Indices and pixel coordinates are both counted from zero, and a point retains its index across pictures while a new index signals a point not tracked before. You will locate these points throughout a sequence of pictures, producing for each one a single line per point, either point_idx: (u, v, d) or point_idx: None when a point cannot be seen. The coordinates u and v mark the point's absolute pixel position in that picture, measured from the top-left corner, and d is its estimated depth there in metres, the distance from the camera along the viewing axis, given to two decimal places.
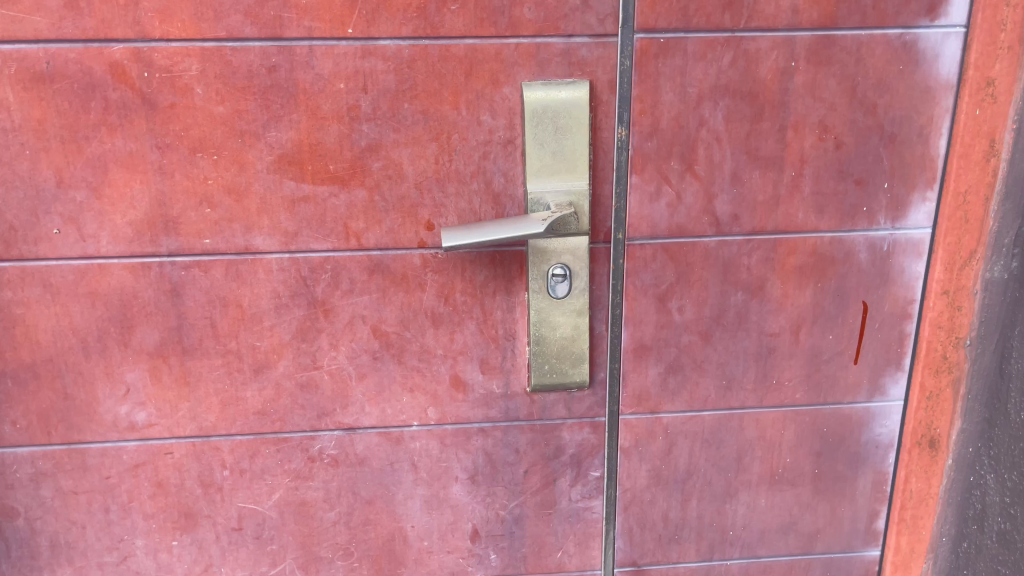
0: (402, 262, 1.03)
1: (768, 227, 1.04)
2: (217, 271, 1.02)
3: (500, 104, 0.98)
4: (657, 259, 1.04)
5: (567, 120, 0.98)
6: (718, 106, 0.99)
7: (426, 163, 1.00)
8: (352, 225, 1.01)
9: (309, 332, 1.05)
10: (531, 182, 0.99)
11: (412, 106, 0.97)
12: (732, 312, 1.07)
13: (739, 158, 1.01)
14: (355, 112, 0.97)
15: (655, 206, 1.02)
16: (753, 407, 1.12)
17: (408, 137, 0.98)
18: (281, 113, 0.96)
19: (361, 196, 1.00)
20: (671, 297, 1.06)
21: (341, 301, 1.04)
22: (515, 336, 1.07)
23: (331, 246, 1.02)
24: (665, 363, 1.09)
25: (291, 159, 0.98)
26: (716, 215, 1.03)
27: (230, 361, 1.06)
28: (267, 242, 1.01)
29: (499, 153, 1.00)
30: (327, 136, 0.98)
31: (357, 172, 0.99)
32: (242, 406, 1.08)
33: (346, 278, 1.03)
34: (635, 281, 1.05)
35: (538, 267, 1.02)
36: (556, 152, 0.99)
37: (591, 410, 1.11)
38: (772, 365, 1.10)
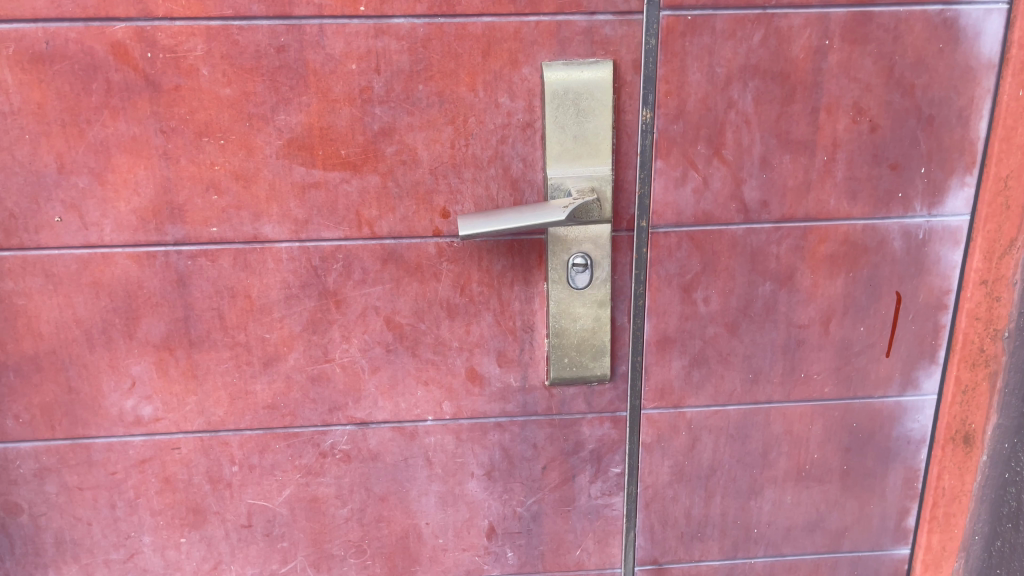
0: (416, 251, 0.99)
1: (798, 215, 1.00)
2: (224, 261, 0.98)
3: (519, 85, 0.94)
4: (683, 247, 1.00)
5: (589, 102, 0.93)
6: (748, 88, 0.94)
7: (442, 148, 0.95)
8: (364, 213, 0.97)
9: (320, 324, 1.01)
10: (552, 168, 0.95)
11: (426, 88, 0.93)
12: (760, 302, 1.03)
13: (769, 142, 0.96)
14: (368, 94, 0.93)
15: (680, 192, 0.97)
16: (780, 402, 1.08)
17: (423, 121, 0.94)
18: (290, 95, 0.92)
19: (374, 181, 0.96)
20: (696, 287, 1.02)
21: (353, 292, 1.00)
22: (533, 328, 1.03)
23: (342, 234, 0.98)
24: (689, 356, 1.05)
25: (301, 144, 0.94)
26: (744, 201, 0.98)
27: (239, 354, 1.02)
28: (277, 230, 0.97)
29: (518, 137, 0.96)
30: (338, 120, 0.94)
31: (370, 157, 0.95)
32: (251, 399, 1.04)
33: (359, 268, 0.99)
34: (658, 270, 1.00)
35: (558, 256, 0.98)
36: (577, 136, 0.94)
37: (612, 404, 1.07)
38: (800, 358, 1.06)
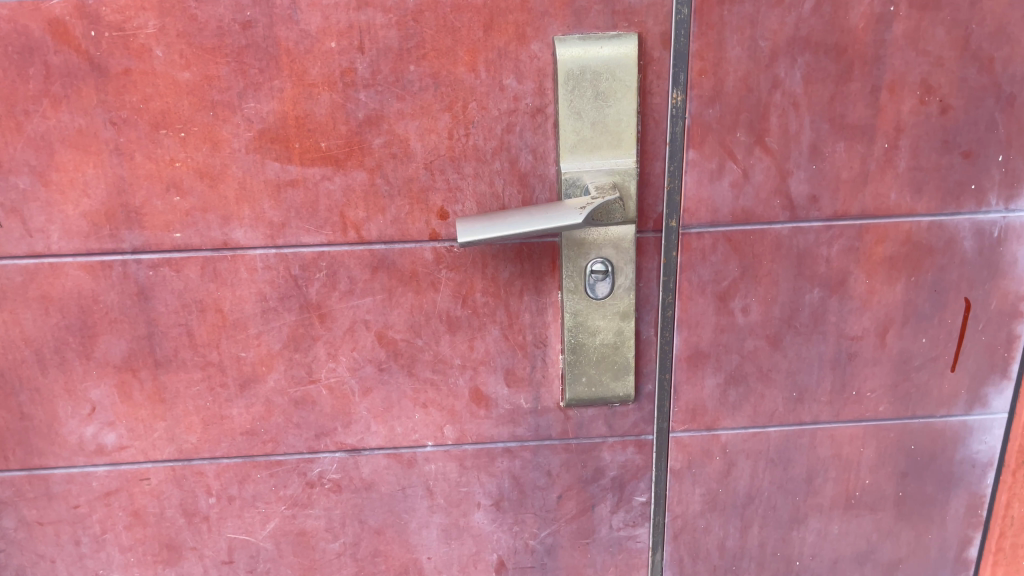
0: (410, 257, 0.86)
1: (853, 211, 0.86)
2: (190, 270, 0.85)
3: (527, 64, 0.80)
4: (718, 250, 0.86)
5: (610, 83, 0.79)
6: (797, 64, 0.80)
7: (438, 138, 0.82)
8: (349, 214, 0.84)
9: (303, 341, 0.89)
10: (566, 160, 0.81)
11: (419, 68, 0.79)
12: (807, 311, 0.90)
13: (821, 127, 0.82)
14: (350, 77, 0.79)
15: (716, 186, 0.84)
16: (827, 423, 0.95)
17: (415, 107, 0.81)
18: (260, 79, 0.79)
19: (360, 178, 0.83)
20: (733, 296, 0.88)
21: (339, 305, 0.87)
22: (547, 343, 0.90)
23: (325, 239, 0.85)
24: (724, 372, 0.92)
25: (275, 136, 0.81)
26: (790, 197, 0.85)
27: (211, 375, 0.90)
28: (249, 236, 0.84)
29: (527, 125, 0.82)
30: (317, 107, 0.80)
31: (355, 150, 0.82)
32: (227, 425, 0.92)
33: (345, 277, 0.86)
34: (690, 277, 0.87)
35: (574, 261, 0.85)
36: (596, 123, 0.80)
37: (636, 427, 0.95)
38: (852, 374, 0.93)
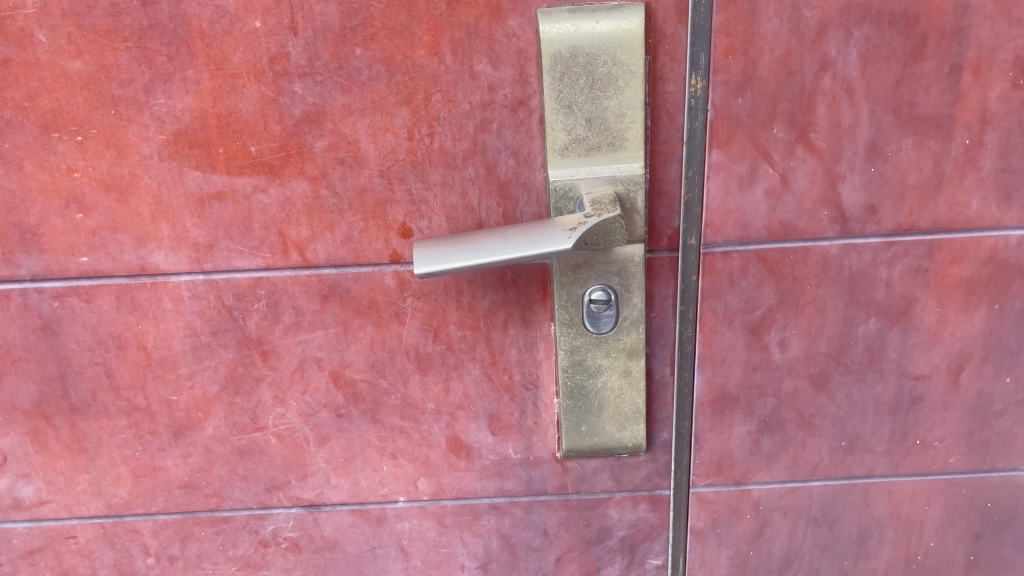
0: (367, 283, 0.70)
1: (922, 224, 0.68)
2: (104, 301, 0.70)
3: (504, 45, 0.63)
4: (750, 272, 0.69)
5: (609, 67, 0.62)
6: (852, 39, 0.62)
7: (395, 139, 0.65)
8: (290, 233, 0.68)
9: (243, 383, 0.74)
10: (555, 166, 0.65)
11: (367, 52, 0.63)
12: (861, 346, 0.72)
13: (882, 119, 0.65)
14: (281, 64, 0.63)
15: (747, 195, 0.67)
16: (884, 477, 0.78)
17: (365, 101, 0.64)
18: (169, 69, 0.63)
19: (301, 189, 0.67)
20: (768, 328, 0.71)
21: (284, 340, 0.72)
22: (538, 384, 0.74)
23: (262, 263, 0.69)
24: (757, 419, 0.75)
25: (193, 139, 0.65)
26: (841, 207, 0.67)
27: (138, 422, 0.75)
28: (171, 260, 0.69)
29: (506, 122, 0.65)
30: (242, 103, 0.64)
31: (292, 155, 0.66)
32: (161, 477, 0.78)
33: (289, 308, 0.71)
34: (714, 305, 0.70)
35: (568, 289, 0.68)
36: (592, 118, 0.63)
37: (649, 481, 0.78)
38: (916, 420, 0.75)
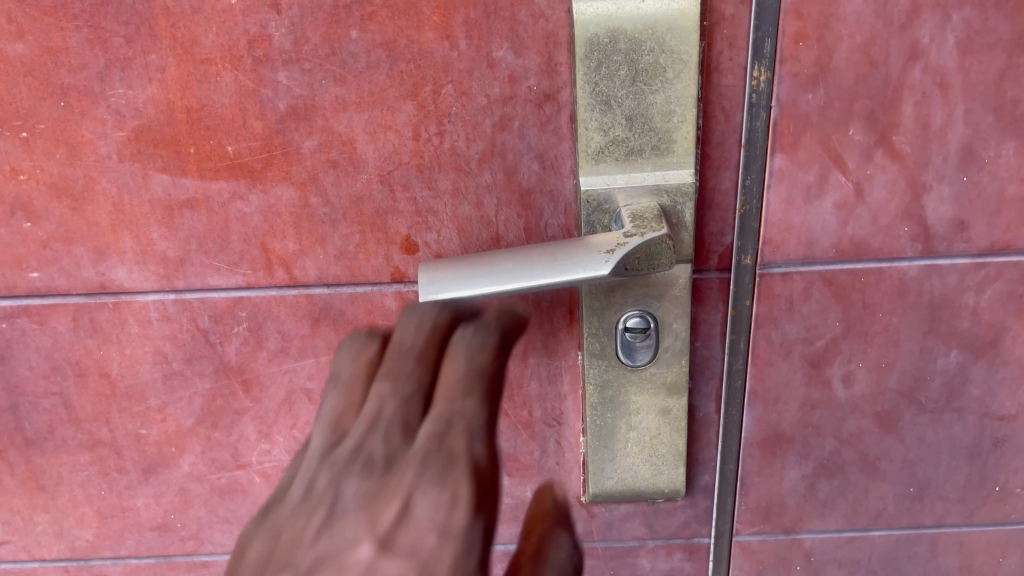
0: (365, 305, 0.60)
1: (1020, 242, 0.58)
2: (59, 322, 0.61)
3: (529, 27, 0.52)
4: (813, 297, 0.59)
5: (656, 55, 0.51)
6: (949, 23, 0.52)
7: (397, 139, 0.55)
8: (274, 247, 0.58)
9: (222, 416, 0.64)
10: (588, 173, 0.54)
11: (365, 35, 0.52)
12: (939, 382, 0.62)
13: (979, 119, 0.54)
14: (263, 48, 0.52)
15: (814, 208, 0.56)
16: (955, 526, 0.68)
17: (362, 93, 0.54)
18: (128, 53, 0.52)
19: (287, 197, 0.57)
20: (831, 361, 0.61)
21: (268, 370, 0.62)
22: (562, 420, 0.65)
23: (242, 281, 0.59)
24: (814, 462, 0.65)
25: (158, 137, 0.55)
26: (925, 222, 0.57)
27: (104, 457, 0.66)
28: (136, 276, 0.59)
29: (529, 119, 0.54)
30: (216, 94, 0.54)
31: (275, 156, 0.55)
32: (131, 518, 0.68)
33: (275, 333, 0.61)
34: (769, 334, 0.60)
35: (599, 316, 0.58)
36: (633, 116, 0.53)
37: (686, 528, 0.69)
38: (996, 465, 0.65)
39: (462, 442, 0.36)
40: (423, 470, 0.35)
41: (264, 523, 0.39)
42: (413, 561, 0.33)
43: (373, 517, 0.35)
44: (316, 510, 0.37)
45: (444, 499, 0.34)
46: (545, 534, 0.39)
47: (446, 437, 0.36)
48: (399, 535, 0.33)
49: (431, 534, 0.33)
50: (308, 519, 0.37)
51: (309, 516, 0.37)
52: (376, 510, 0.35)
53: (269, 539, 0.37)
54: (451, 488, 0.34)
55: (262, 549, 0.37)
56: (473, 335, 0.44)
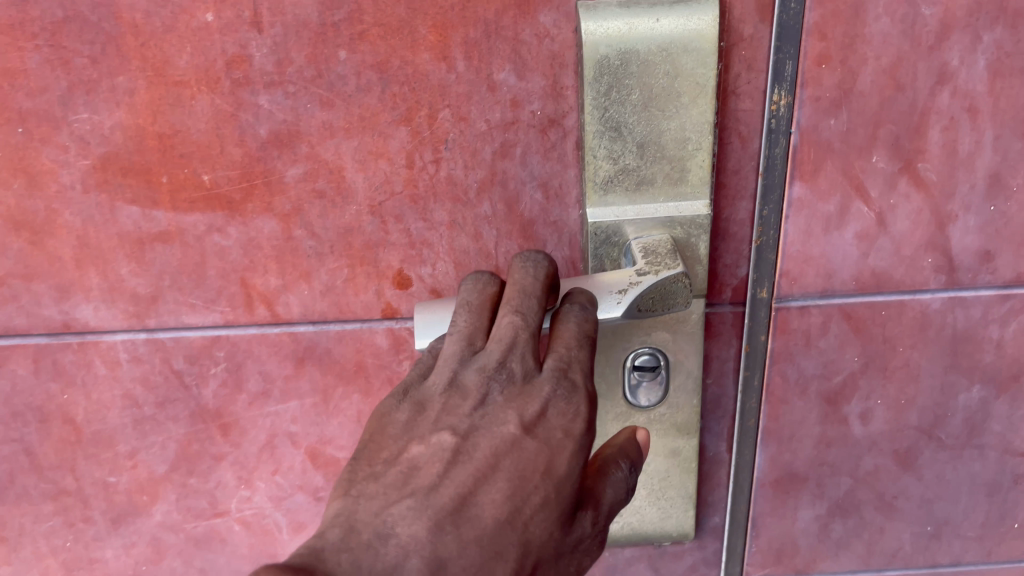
0: (353, 343, 0.56)
1: None
2: (18, 365, 0.56)
3: (533, 48, 0.48)
4: (831, 331, 0.56)
5: (670, 79, 0.47)
6: (980, 44, 0.48)
7: (390, 167, 0.51)
8: (254, 282, 0.54)
9: (198, 462, 0.59)
10: (597, 204, 0.51)
11: (354, 56, 0.48)
12: (960, 418, 0.59)
13: (1009, 146, 0.51)
14: (242, 70, 0.48)
15: (834, 239, 0.53)
16: (972, 564, 0.65)
17: (351, 118, 0.49)
18: (93, 75, 0.48)
19: (269, 229, 0.52)
20: (848, 397, 0.58)
21: (249, 413, 0.58)
22: None
23: (220, 319, 0.55)
24: (828, 502, 0.62)
25: (128, 165, 0.50)
26: (950, 253, 0.54)
27: (69, 507, 0.61)
28: (103, 315, 0.54)
29: (532, 145, 0.51)
30: (191, 120, 0.49)
31: (256, 186, 0.51)
32: (100, 570, 0.63)
33: (255, 374, 0.57)
34: (784, 370, 0.57)
35: (606, 354, 0.54)
36: (645, 144, 0.49)
37: (693, 570, 0.65)
38: (1017, 502, 0.63)
39: (582, 375, 0.42)
40: (554, 384, 0.42)
41: (405, 397, 0.42)
42: (543, 450, 0.40)
43: (518, 408, 0.41)
44: (456, 396, 0.42)
45: (569, 411, 0.41)
46: (610, 457, 0.44)
47: (568, 368, 0.42)
48: (531, 435, 0.40)
49: (561, 433, 0.41)
50: (452, 401, 0.41)
51: (450, 398, 0.42)
52: (512, 413, 0.41)
53: (394, 432, 0.41)
54: (573, 407, 0.41)
55: (393, 444, 0.41)
56: (586, 311, 0.44)
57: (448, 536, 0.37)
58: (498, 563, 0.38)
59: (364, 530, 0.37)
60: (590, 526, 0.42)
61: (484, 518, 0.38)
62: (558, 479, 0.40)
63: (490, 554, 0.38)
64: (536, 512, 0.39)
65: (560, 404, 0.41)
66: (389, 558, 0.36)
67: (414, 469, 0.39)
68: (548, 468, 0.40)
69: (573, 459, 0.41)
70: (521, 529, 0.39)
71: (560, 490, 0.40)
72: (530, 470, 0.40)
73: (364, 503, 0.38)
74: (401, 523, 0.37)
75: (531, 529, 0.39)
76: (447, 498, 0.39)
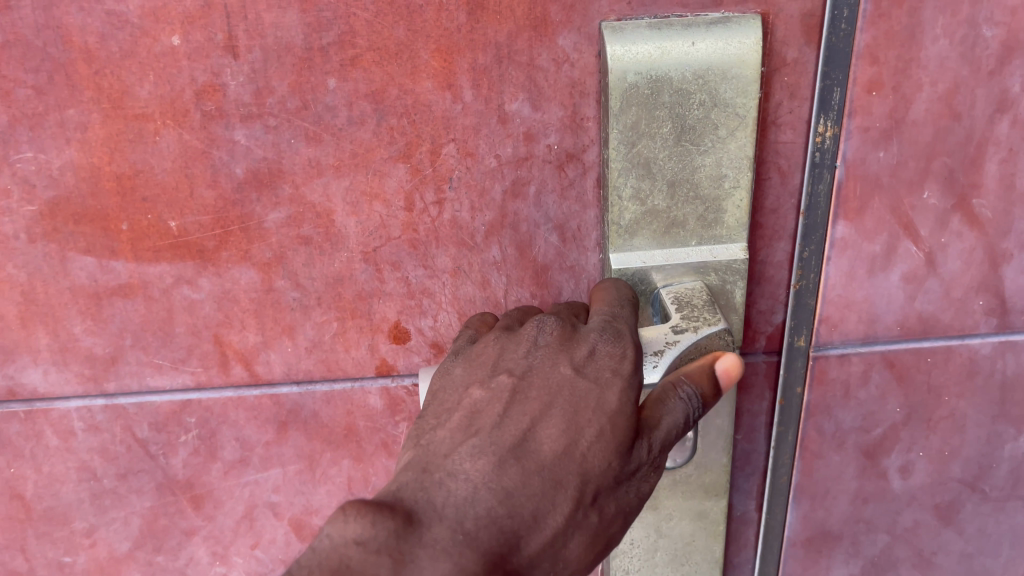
0: (343, 404, 0.49)
1: None
2: None
3: (550, 74, 0.42)
4: (872, 380, 0.51)
5: (707, 109, 0.42)
6: None
7: (386, 210, 0.45)
8: (229, 340, 0.47)
9: (167, 537, 0.53)
10: (621, 248, 0.45)
11: (346, 85, 0.41)
12: (1006, 469, 0.55)
13: None
14: (215, 101, 0.41)
15: (879, 282, 0.48)
16: None
17: (342, 154, 0.43)
18: (39, 108, 0.41)
19: (247, 280, 0.46)
20: (888, 451, 0.53)
21: (224, 483, 0.51)
22: None
23: (190, 381, 0.48)
24: (863, 559, 0.57)
25: (81, 211, 0.43)
26: (1002, 295, 0.49)
27: None
28: (54, 379, 0.47)
29: (548, 183, 0.45)
30: (155, 158, 0.42)
31: (231, 233, 0.44)
32: None
33: (231, 441, 0.50)
34: (820, 423, 0.52)
35: None
36: (676, 182, 0.44)
37: None
38: None
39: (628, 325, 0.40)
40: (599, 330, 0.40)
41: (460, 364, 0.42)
42: (595, 388, 0.38)
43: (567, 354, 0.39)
44: (508, 347, 0.40)
45: (617, 352, 0.39)
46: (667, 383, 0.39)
47: (613, 318, 0.40)
48: (582, 374, 0.38)
49: (610, 372, 0.38)
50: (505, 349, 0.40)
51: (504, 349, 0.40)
52: (562, 356, 0.39)
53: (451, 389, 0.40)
54: (621, 349, 0.39)
55: (453, 395, 0.40)
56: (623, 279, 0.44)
57: (510, 470, 0.36)
58: (560, 493, 0.36)
59: (431, 471, 0.36)
60: (647, 453, 0.38)
61: (542, 451, 0.37)
62: (614, 411, 0.37)
63: (552, 484, 0.36)
64: (595, 443, 0.37)
65: (608, 346, 0.39)
66: (453, 496, 0.35)
67: (473, 413, 0.38)
68: (599, 402, 0.37)
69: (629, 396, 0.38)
70: (580, 460, 0.37)
71: (620, 422, 0.37)
72: (586, 406, 0.38)
73: (427, 451, 0.37)
74: (464, 462, 0.36)
75: (590, 462, 0.36)
76: (505, 435, 0.37)
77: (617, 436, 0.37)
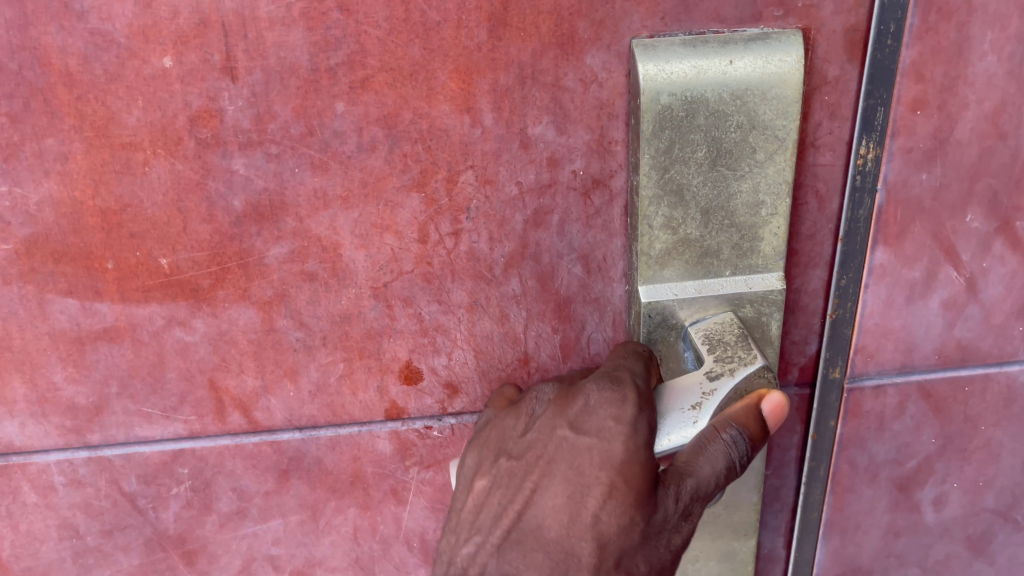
0: (350, 450, 0.46)
1: None
2: None
3: (577, 95, 0.39)
4: (907, 411, 0.48)
5: (745, 133, 0.38)
6: None
7: (398, 242, 0.41)
8: (226, 384, 0.43)
9: None
10: (650, 281, 0.42)
11: (355, 109, 0.38)
12: None
13: None
14: (210, 127, 0.37)
15: (917, 309, 0.45)
16: None
17: (351, 184, 0.39)
18: (14, 139, 0.37)
19: (245, 321, 0.42)
20: (922, 482, 0.51)
21: (220, 536, 0.47)
22: None
23: (182, 430, 0.44)
24: None
25: (61, 250, 0.39)
26: None
27: None
28: (32, 431, 0.43)
29: (572, 212, 0.41)
30: (144, 191, 0.38)
31: (228, 270, 0.41)
32: None
33: (227, 492, 0.46)
34: (853, 456, 0.49)
35: None
36: (710, 210, 0.40)
37: None
38: None
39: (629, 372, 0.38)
40: (597, 380, 0.38)
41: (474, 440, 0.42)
42: (599, 444, 0.37)
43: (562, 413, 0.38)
44: (509, 422, 0.40)
45: (615, 398, 0.37)
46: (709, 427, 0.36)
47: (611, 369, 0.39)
48: (580, 431, 0.37)
49: (611, 422, 0.37)
50: (508, 424, 0.40)
51: (508, 420, 0.40)
52: (559, 417, 0.38)
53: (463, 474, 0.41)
54: (620, 393, 0.37)
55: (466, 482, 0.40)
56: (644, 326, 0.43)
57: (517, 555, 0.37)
58: (575, 563, 0.36)
59: None
60: (676, 502, 0.36)
61: (548, 527, 0.37)
62: (622, 462, 0.36)
63: (564, 555, 0.36)
64: (601, 505, 0.36)
65: (607, 392, 0.38)
66: None
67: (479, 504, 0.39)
68: (601, 461, 0.36)
69: (636, 442, 0.36)
70: (590, 525, 0.36)
71: (626, 476, 0.36)
72: (586, 466, 0.36)
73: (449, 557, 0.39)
74: (477, 560, 0.38)
75: (602, 523, 0.35)
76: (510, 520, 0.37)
77: (629, 489, 0.35)
